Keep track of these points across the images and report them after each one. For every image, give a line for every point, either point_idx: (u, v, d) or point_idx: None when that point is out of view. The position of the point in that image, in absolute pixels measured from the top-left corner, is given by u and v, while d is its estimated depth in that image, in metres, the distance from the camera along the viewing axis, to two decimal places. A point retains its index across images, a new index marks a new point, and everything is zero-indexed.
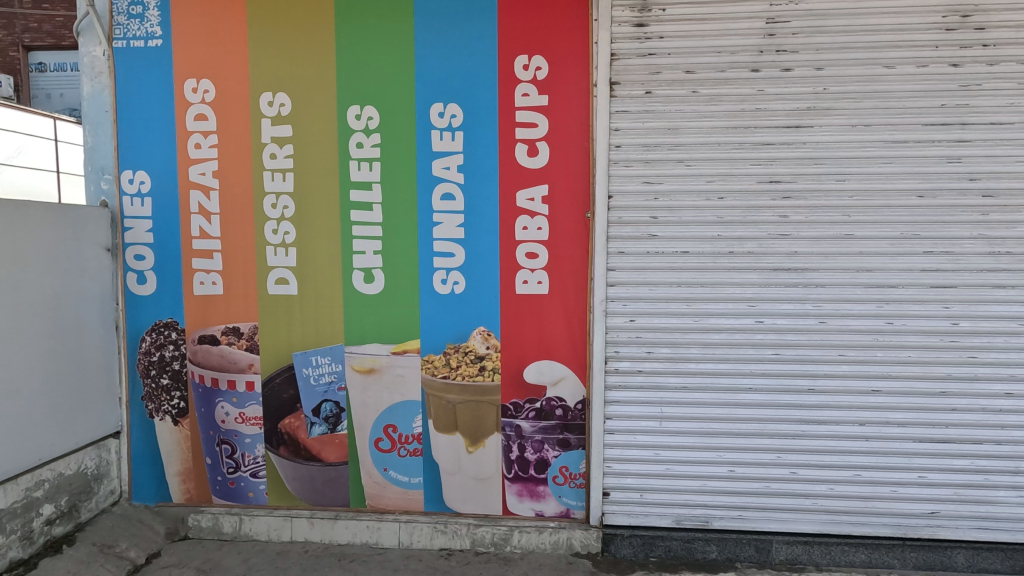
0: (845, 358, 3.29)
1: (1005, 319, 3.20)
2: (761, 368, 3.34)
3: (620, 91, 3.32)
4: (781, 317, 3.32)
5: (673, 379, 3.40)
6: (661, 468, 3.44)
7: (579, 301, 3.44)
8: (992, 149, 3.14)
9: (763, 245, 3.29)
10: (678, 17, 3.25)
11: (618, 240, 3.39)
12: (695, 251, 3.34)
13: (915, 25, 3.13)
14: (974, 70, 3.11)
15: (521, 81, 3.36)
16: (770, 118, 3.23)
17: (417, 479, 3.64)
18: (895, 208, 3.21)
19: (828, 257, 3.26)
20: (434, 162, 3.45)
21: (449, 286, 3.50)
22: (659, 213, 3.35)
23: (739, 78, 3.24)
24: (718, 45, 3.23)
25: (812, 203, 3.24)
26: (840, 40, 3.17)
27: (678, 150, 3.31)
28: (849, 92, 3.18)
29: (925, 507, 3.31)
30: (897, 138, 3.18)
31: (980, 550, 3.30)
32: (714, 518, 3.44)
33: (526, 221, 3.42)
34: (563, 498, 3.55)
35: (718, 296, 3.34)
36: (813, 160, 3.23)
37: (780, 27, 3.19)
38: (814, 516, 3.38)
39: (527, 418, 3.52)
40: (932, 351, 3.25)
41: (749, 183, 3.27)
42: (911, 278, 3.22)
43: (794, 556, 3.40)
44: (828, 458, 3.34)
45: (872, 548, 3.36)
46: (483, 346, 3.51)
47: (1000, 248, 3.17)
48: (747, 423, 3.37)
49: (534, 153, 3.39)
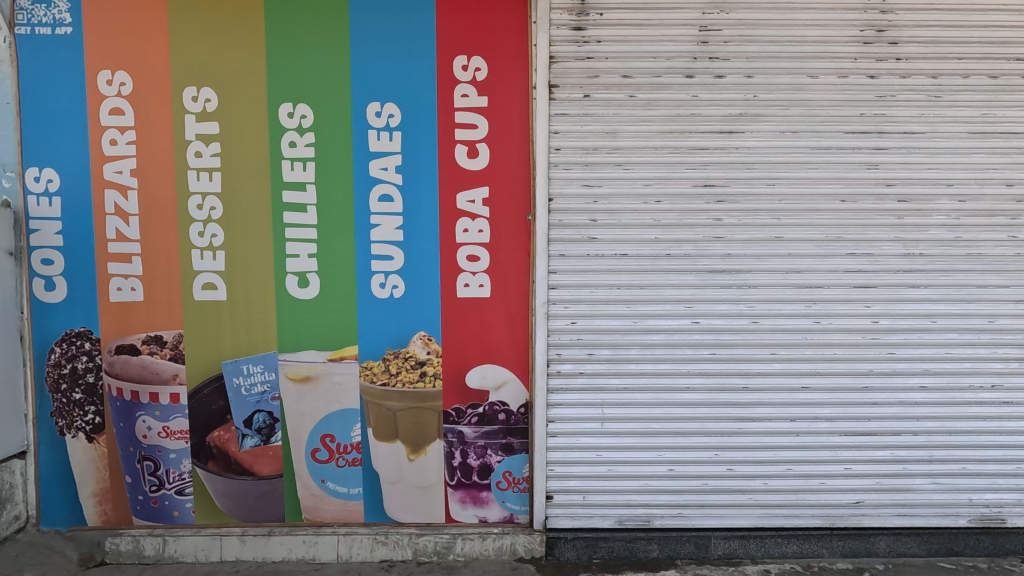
0: (777, 356, 3.41)
1: (920, 317, 3.39)
2: (698, 368, 3.41)
3: (559, 94, 3.32)
4: (716, 318, 3.40)
5: (614, 380, 3.43)
6: (603, 469, 3.45)
7: (521, 304, 3.42)
8: (906, 157, 3.32)
9: (699, 248, 3.37)
10: (615, 22, 3.28)
11: (559, 242, 3.38)
12: (633, 254, 3.38)
13: (837, 37, 3.27)
14: (889, 82, 3.29)
15: (460, 82, 3.32)
16: (704, 123, 3.31)
17: (357, 490, 3.52)
18: (821, 212, 3.35)
19: (760, 259, 3.37)
20: (372, 163, 3.36)
21: (388, 289, 3.41)
22: (599, 216, 3.37)
23: (674, 84, 3.30)
24: (654, 50, 3.28)
25: (744, 207, 3.34)
26: (769, 49, 3.28)
27: (616, 153, 3.34)
28: (777, 100, 3.30)
29: (850, 498, 3.46)
30: (821, 145, 3.32)
31: (900, 536, 3.48)
32: (655, 517, 3.48)
33: (467, 223, 3.38)
34: (507, 503, 3.53)
35: (656, 298, 3.39)
36: (744, 164, 3.33)
37: (713, 34, 3.28)
38: (749, 510, 3.48)
39: (469, 423, 3.47)
40: (855, 349, 3.40)
41: (685, 186, 3.34)
42: (836, 279, 3.37)
43: (731, 551, 3.49)
44: (761, 454, 3.44)
45: (803, 539, 3.48)
46: (423, 352, 3.44)
47: (915, 249, 3.36)
48: (686, 422, 3.43)
49: (474, 154, 3.35)
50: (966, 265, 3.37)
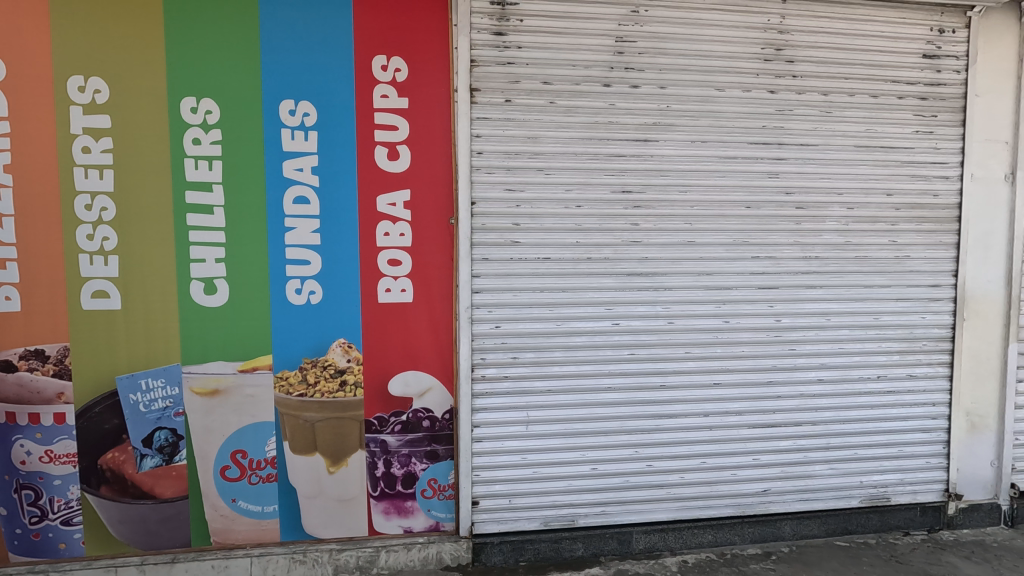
0: (691, 355, 3.57)
1: (816, 315, 3.67)
2: (618, 369, 3.51)
3: (480, 98, 3.31)
4: (635, 319, 3.52)
5: (539, 382, 3.46)
6: (528, 471, 3.47)
7: (444, 308, 3.38)
8: (803, 167, 3.58)
9: (618, 252, 3.47)
10: (535, 28, 3.32)
11: (482, 246, 3.37)
12: (556, 257, 3.42)
13: (740, 54, 3.48)
14: (787, 97, 3.54)
15: (380, 82, 3.24)
16: (621, 131, 3.42)
17: (272, 507, 3.33)
18: (729, 218, 3.55)
19: (674, 262, 3.52)
20: (285, 163, 3.20)
21: (305, 295, 3.26)
22: (521, 220, 3.39)
23: (592, 92, 3.38)
24: (572, 58, 3.35)
25: (660, 212, 3.48)
26: (680, 62, 3.43)
27: (538, 158, 3.38)
28: (688, 110, 3.46)
29: (758, 486, 3.68)
30: (728, 155, 3.52)
31: (802, 519, 3.73)
32: (580, 516, 3.54)
33: (388, 226, 3.30)
34: (432, 512, 3.46)
35: (578, 301, 3.46)
36: (659, 171, 3.47)
37: (628, 46, 3.39)
38: (668, 504, 3.61)
39: (392, 432, 3.39)
40: (761, 346, 3.63)
41: (603, 192, 3.43)
42: (743, 280, 3.58)
43: (652, 544, 3.60)
44: (678, 449, 3.59)
45: (717, 528, 3.65)
46: (343, 360, 3.31)
47: (812, 252, 3.63)
48: (607, 421, 3.52)
49: (395, 156, 3.28)
50: (854, 267, 3.68)
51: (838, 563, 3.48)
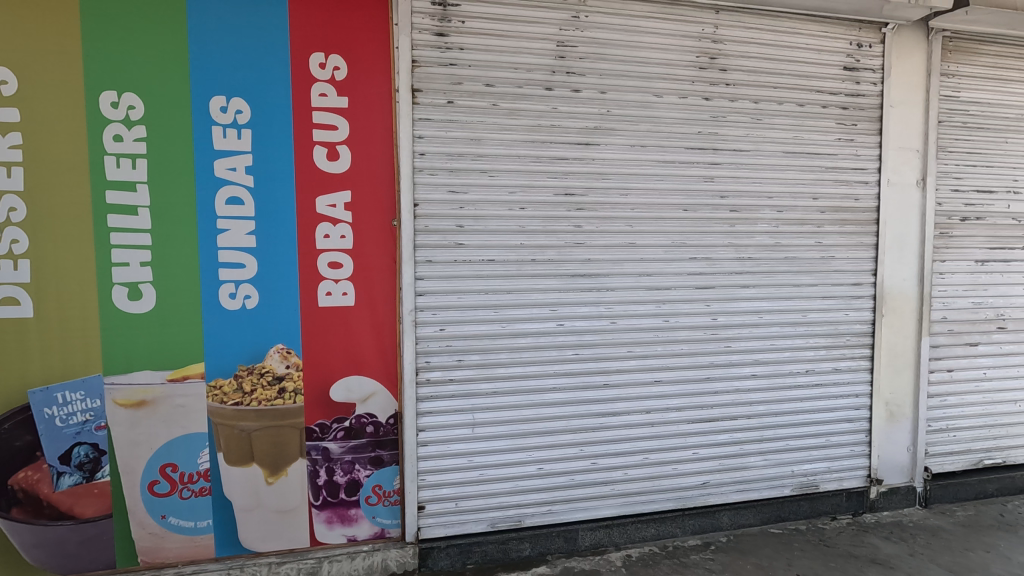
0: (633, 353, 3.66)
1: (750, 313, 3.83)
2: (563, 369, 3.56)
3: (422, 99, 3.28)
4: (579, 319, 3.57)
5: (484, 385, 3.46)
6: (474, 473, 3.46)
7: (387, 311, 3.33)
8: (736, 172, 3.74)
9: (562, 253, 3.51)
10: (477, 30, 3.32)
11: (425, 248, 3.34)
12: (500, 259, 3.43)
13: (677, 62, 3.60)
14: (720, 104, 3.68)
15: (318, 80, 3.15)
16: (563, 135, 3.47)
17: (205, 522, 3.18)
18: (668, 220, 3.66)
19: (616, 263, 3.60)
20: (217, 162, 3.07)
21: (239, 300, 3.13)
22: (465, 222, 3.38)
23: (534, 95, 3.41)
24: (515, 61, 3.37)
25: (602, 214, 3.55)
26: (619, 68, 3.51)
27: (481, 160, 3.38)
28: (627, 115, 3.55)
29: (698, 479, 3.81)
30: (666, 159, 3.62)
31: (739, 509, 3.89)
32: (526, 516, 3.56)
33: (328, 228, 3.21)
34: (377, 518, 3.40)
35: (523, 302, 3.48)
36: (601, 175, 3.54)
37: (569, 50, 3.44)
38: (612, 500, 3.69)
39: (334, 439, 3.31)
40: (699, 344, 3.76)
41: (547, 195, 3.47)
42: (682, 281, 3.70)
43: (597, 540, 3.66)
44: (621, 446, 3.67)
45: (660, 522, 3.75)
46: (282, 366, 3.21)
47: (745, 253, 3.80)
48: (553, 421, 3.56)
49: (334, 157, 3.20)
50: (784, 267, 3.87)
51: (772, 549, 3.65)
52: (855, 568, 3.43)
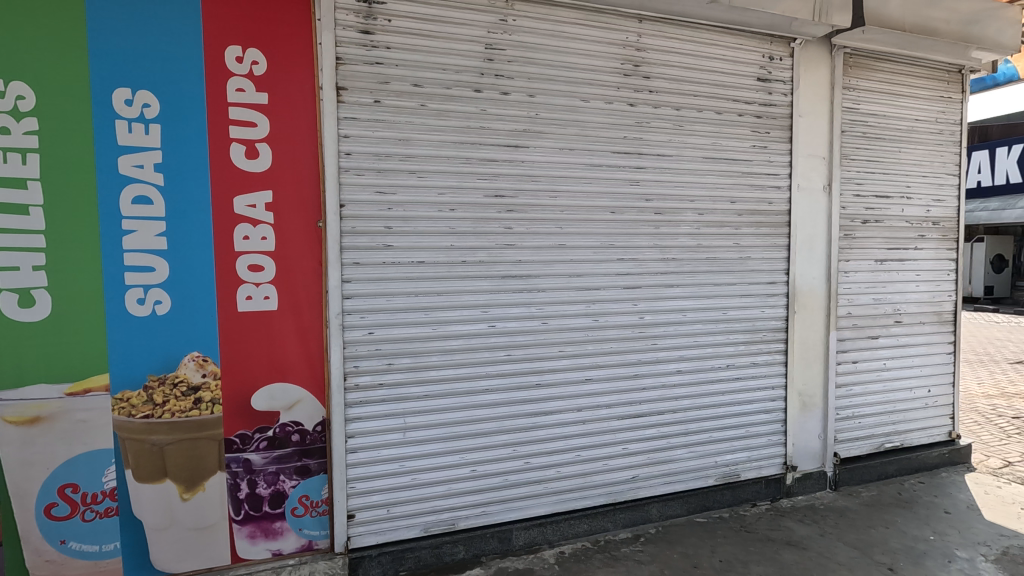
0: (564, 353, 3.72)
1: (675, 311, 3.99)
2: (495, 370, 3.57)
3: (347, 97, 3.20)
4: (510, 320, 3.59)
5: (415, 388, 3.41)
6: (407, 478, 3.40)
7: (313, 316, 3.22)
8: (660, 176, 3.88)
9: (492, 255, 3.52)
10: (403, 29, 3.27)
11: (353, 250, 3.26)
12: (430, 261, 3.40)
13: (602, 68, 3.70)
14: (644, 110, 3.82)
15: (234, 75, 3.01)
16: (492, 136, 3.48)
17: (113, 545, 2.97)
18: (596, 222, 3.74)
19: (546, 264, 3.64)
20: (121, 158, 2.87)
21: (148, 305, 2.94)
22: (394, 223, 3.32)
23: (463, 96, 3.41)
24: (443, 62, 3.35)
25: (532, 216, 3.59)
26: (547, 72, 3.57)
27: (410, 161, 3.33)
28: (555, 119, 3.61)
29: (628, 474, 3.92)
30: (594, 162, 3.71)
31: (667, 501, 4.02)
32: (460, 519, 3.53)
33: (247, 229, 3.07)
34: (304, 530, 3.28)
35: (454, 304, 3.46)
36: (530, 177, 3.57)
37: (497, 53, 3.46)
38: (545, 498, 3.73)
39: (257, 449, 3.18)
40: (627, 342, 3.87)
41: (477, 196, 3.47)
42: (610, 281, 3.80)
43: (531, 539, 3.67)
44: (554, 445, 3.72)
45: (592, 517, 3.82)
46: (197, 375, 3.04)
47: (669, 254, 3.95)
48: (486, 422, 3.56)
49: (253, 155, 3.06)
50: (706, 267, 4.05)
51: (697, 538, 3.80)
52: (772, 551, 3.64)
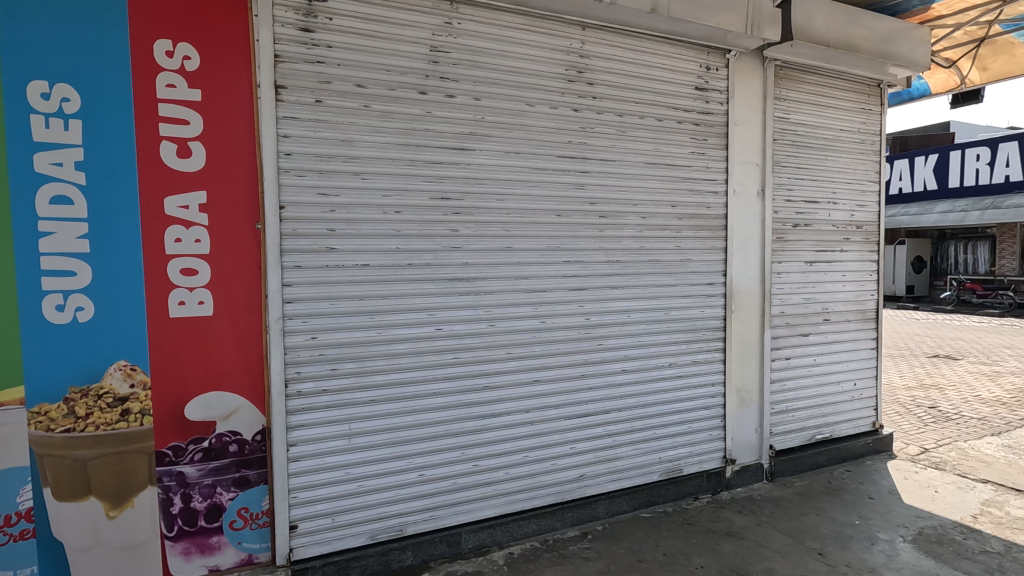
0: (512, 355, 3.74)
1: (619, 312, 4.09)
2: (443, 373, 3.55)
3: (286, 96, 3.12)
4: (457, 323, 3.58)
5: (361, 394, 3.35)
6: (352, 486, 3.33)
7: (252, 321, 3.11)
8: (604, 180, 3.97)
9: (439, 257, 3.50)
10: (346, 28, 3.21)
11: (294, 253, 3.17)
12: (375, 264, 3.35)
13: (547, 74, 3.76)
14: (589, 116, 3.90)
15: (164, 70, 2.88)
16: (438, 139, 3.47)
17: (29, 570, 2.77)
18: (542, 224, 3.79)
19: (493, 267, 3.66)
20: (38, 156, 2.69)
21: (69, 312, 2.77)
22: (337, 225, 3.25)
23: (408, 98, 3.38)
24: (387, 63, 3.31)
25: (478, 219, 3.60)
26: (492, 76, 3.59)
27: (353, 162, 3.27)
28: (501, 123, 3.64)
29: (576, 472, 3.98)
30: (539, 166, 3.76)
31: (614, 498, 4.11)
32: (408, 524, 3.48)
33: (179, 231, 2.94)
34: (244, 544, 3.17)
35: (400, 307, 3.42)
36: (477, 180, 3.58)
37: (442, 56, 3.45)
38: (494, 500, 3.74)
39: (191, 462, 3.05)
40: (574, 343, 3.94)
41: (422, 199, 3.44)
42: (557, 283, 3.86)
43: (481, 542, 3.67)
44: (502, 446, 3.74)
45: (541, 517, 3.85)
46: (125, 386, 2.88)
47: (613, 256, 4.04)
48: (433, 426, 3.53)
49: (186, 154, 2.94)
50: (649, 269, 4.18)
51: (642, 533, 3.90)
52: (712, 542, 3.77)
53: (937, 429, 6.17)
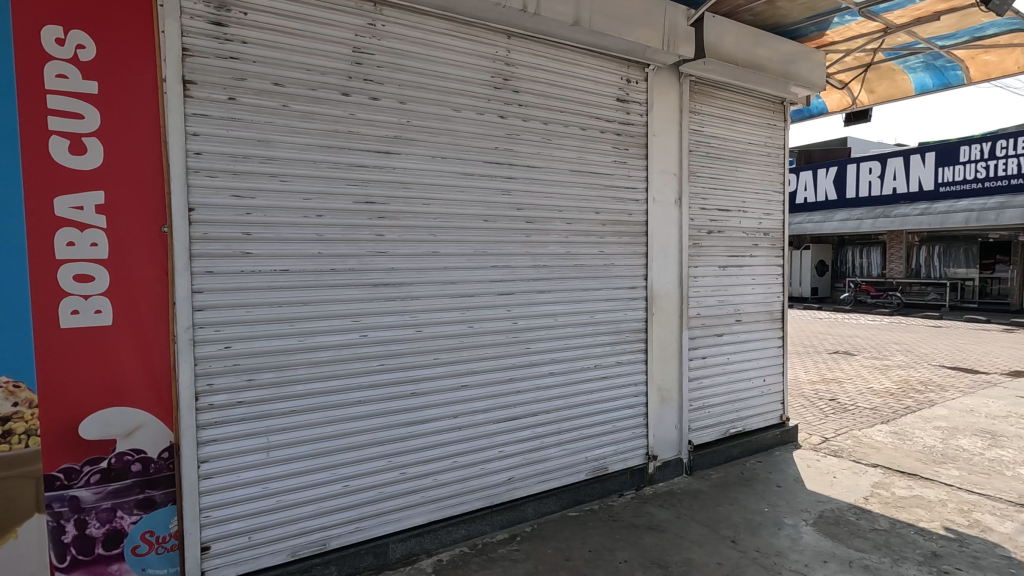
0: (440, 360, 3.72)
1: (546, 316, 4.17)
2: (368, 381, 3.48)
3: (196, 92, 2.95)
4: (383, 330, 3.52)
5: (280, 405, 3.21)
6: (271, 501, 3.18)
7: (157, 330, 2.92)
8: (531, 186, 4.04)
9: (363, 262, 3.43)
10: (262, 24, 3.09)
11: (205, 258, 2.99)
12: (295, 269, 3.23)
13: (474, 80, 3.78)
14: (515, 123, 3.96)
15: (54, 58, 2.64)
16: (362, 142, 3.40)
17: None
18: (469, 230, 3.81)
19: (420, 272, 3.63)
20: None
21: None
22: (253, 229, 3.11)
23: (329, 99, 3.29)
24: (307, 62, 3.21)
25: (404, 224, 3.56)
26: (418, 80, 3.57)
27: (271, 164, 3.14)
28: (427, 127, 3.62)
29: (504, 475, 4.01)
30: (466, 171, 3.77)
31: (542, 499, 4.18)
32: (332, 538, 3.37)
33: (72, 235, 2.71)
34: (148, 570, 2.98)
35: (322, 314, 3.32)
36: (402, 184, 3.54)
37: (366, 57, 3.39)
38: (423, 507, 3.69)
39: (87, 485, 2.81)
40: (502, 347, 3.98)
41: (346, 202, 3.36)
42: (484, 288, 3.88)
43: (409, 551, 3.61)
44: (430, 453, 3.70)
45: (470, 522, 3.85)
46: (6, 405, 2.60)
47: (540, 261, 4.12)
48: (359, 435, 3.45)
49: (80, 150, 2.71)
50: (574, 274, 4.29)
51: (569, 532, 3.99)
52: (635, 537, 3.92)
53: (836, 419, 6.73)
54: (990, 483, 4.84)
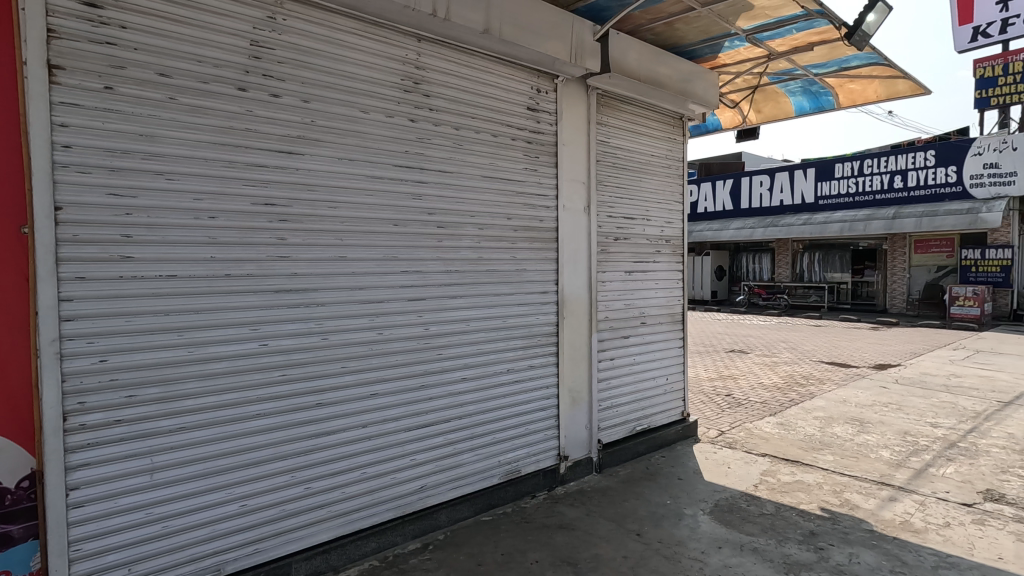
0: (347, 368, 3.60)
1: (459, 321, 4.16)
2: (268, 392, 3.29)
3: (64, 79, 2.65)
4: (284, 338, 3.35)
5: (166, 422, 2.96)
6: (156, 527, 2.92)
7: (16, 343, 2.64)
8: (442, 191, 4.02)
9: (263, 267, 3.25)
10: (145, 9, 2.85)
11: (75, 262, 2.69)
12: (184, 275, 2.99)
13: (382, 81, 3.71)
14: (425, 127, 3.93)
15: None
16: (261, 140, 3.23)
17: None
18: (378, 234, 3.72)
19: (325, 277, 3.49)
20: None
21: None
22: (134, 231, 2.84)
23: (224, 94, 3.09)
24: (198, 53, 3.00)
25: (308, 227, 3.41)
26: (323, 79, 3.45)
27: (155, 160, 2.89)
28: (333, 128, 3.50)
29: (416, 484, 3.95)
30: (375, 174, 3.68)
31: (455, 505, 4.14)
32: (227, 562, 3.15)
33: None
34: None
35: (216, 322, 3.10)
36: (306, 186, 3.39)
37: (265, 52, 3.22)
38: (329, 523, 3.54)
39: None
40: (413, 353, 3.91)
41: (243, 204, 3.16)
42: (394, 293, 3.81)
43: (313, 570, 3.45)
44: (337, 465, 3.56)
45: (380, 534, 3.74)
46: None
47: (452, 266, 4.10)
48: (257, 450, 3.25)
49: None
50: (486, 279, 4.31)
51: (482, 536, 3.99)
52: (546, 537, 4.00)
53: (731, 413, 7.26)
54: (858, 465, 5.42)
